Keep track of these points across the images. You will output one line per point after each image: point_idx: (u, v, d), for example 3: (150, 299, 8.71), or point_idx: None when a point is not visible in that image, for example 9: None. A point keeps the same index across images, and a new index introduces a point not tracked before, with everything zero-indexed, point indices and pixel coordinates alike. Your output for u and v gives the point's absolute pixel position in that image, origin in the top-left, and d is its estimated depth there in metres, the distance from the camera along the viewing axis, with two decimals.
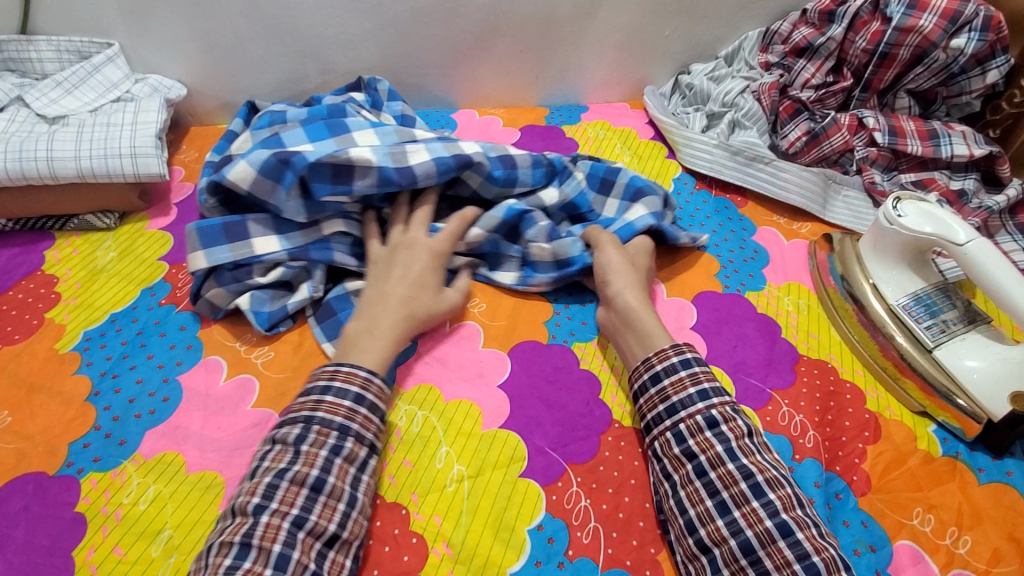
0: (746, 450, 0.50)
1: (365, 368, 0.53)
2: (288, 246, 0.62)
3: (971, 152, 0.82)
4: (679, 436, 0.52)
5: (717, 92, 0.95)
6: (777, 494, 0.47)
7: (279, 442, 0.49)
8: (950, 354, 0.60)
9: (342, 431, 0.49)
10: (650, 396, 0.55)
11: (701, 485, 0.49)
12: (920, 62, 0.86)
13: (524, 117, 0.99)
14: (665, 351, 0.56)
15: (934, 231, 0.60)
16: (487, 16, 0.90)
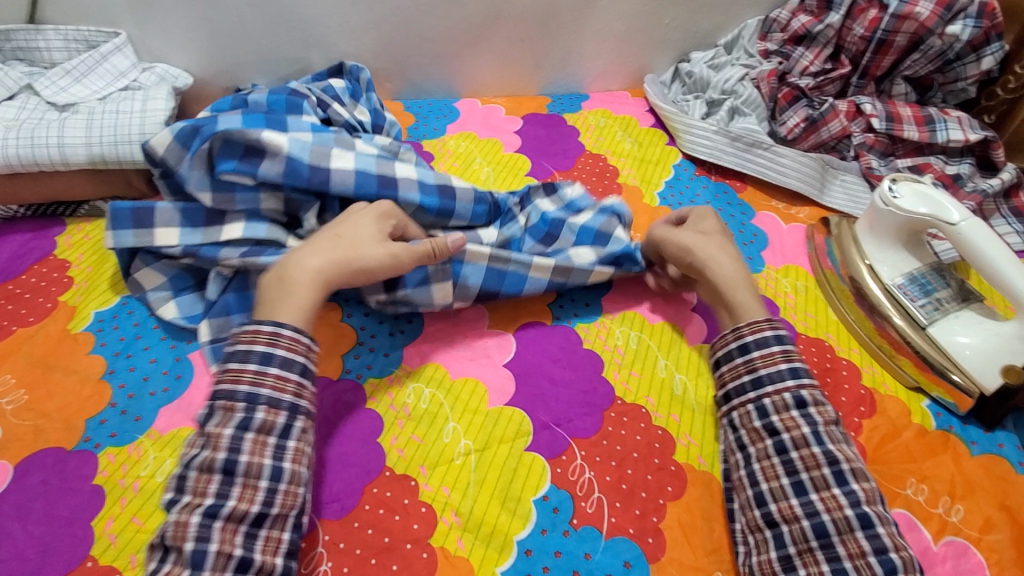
0: (832, 436, 0.52)
1: (289, 325, 0.51)
2: (188, 242, 0.62)
3: (965, 137, 0.84)
4: (762, 411, 0.54)
5: (716, 80, 0.96)
6: (860, 486, 0.49)
7: (197, 419, 0.49)
8: (943, 331, 0.61)
9: (251, 400, 0.47)
10: (735, 364, 0.56)
11: (779, 463, 0.51)
12: (916, 49, 0.87)
13: (526, 105, 1.00)
14: (759, 322, 0.57)
15: (929, 211, 0.61)
16: (490, 5, 0.91)
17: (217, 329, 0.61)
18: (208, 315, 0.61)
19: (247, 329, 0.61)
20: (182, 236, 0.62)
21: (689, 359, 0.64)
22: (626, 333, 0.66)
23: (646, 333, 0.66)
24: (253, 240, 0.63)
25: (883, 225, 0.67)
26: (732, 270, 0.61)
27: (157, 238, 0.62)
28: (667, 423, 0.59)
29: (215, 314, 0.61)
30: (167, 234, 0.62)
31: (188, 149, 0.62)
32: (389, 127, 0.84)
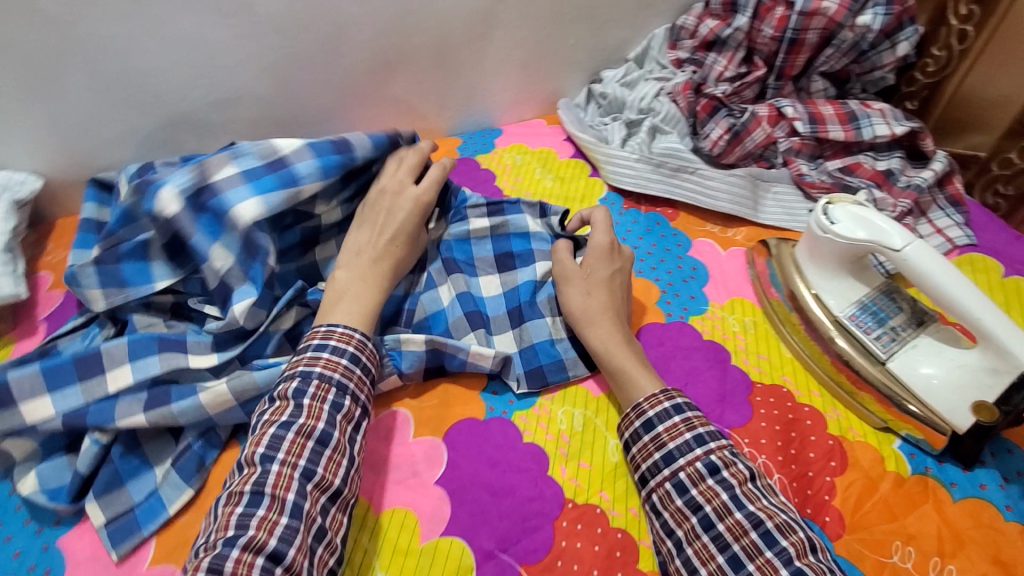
0: (750, 496, 0.45)
1: (360, 331, 0.53)
2: (61, 410, 0.53)
3: (892, 130, 0.80)
4: (680, 487, 0.48)
5: (631, 99, 0.90)
6: (790, 540, 0.42)
7: (279, 397, 0.48)
8: (904, 364, 0.56)
9: (342, 388, 0.49)
10: (645, 443, 0.51)
11: (710, 540, 0.45)
12: (829, 43, 0.83)
13: (434, 151, 0.92)
14: (655, 395, 0.52)
15: (869, 237, 0.56)
16: (374, 51, 0.82)
17: (110, 507, 0.51)
18: (95, 493, 0.52)
19: (146, 499, 0.52)
20: (55, 404, 0.53)
21: None
22: (570, 414, 0.59)
23: (591, 410, 0.59)
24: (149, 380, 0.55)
25: (824, 251, 0.62)
26: (601, 327, 0.58)
27: (26, 415, 0.53)
28: (626, 522, 0.52)
29: (105, 487, 0.52)
30: (37, 410, 0.53)
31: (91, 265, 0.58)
32: None
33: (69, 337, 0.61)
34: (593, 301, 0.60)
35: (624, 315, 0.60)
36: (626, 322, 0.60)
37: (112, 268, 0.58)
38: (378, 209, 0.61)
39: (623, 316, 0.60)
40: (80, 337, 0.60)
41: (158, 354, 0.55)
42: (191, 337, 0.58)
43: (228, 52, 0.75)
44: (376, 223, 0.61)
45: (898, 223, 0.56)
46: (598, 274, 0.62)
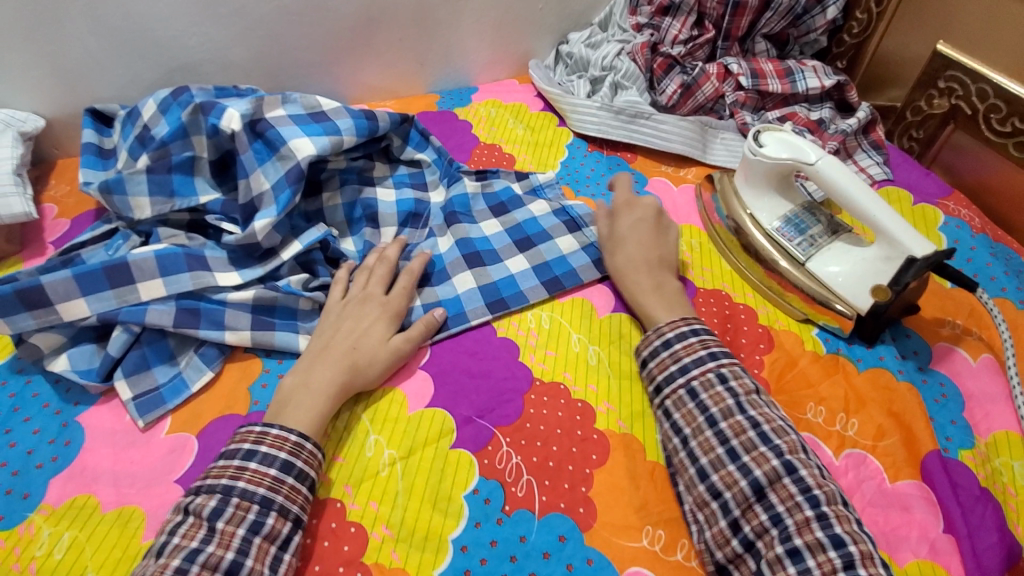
0: (753, 404, 0.54)
1: (296, 432, 0.51)
2: (97, 310, 0.57)
3: (822, 83, 0.91)
4: (691, 393, 0.55)
5: (595, 58, 0.99)
6: (783, 439, 0.51)
7: (191, 512, 0.46)
8: (818, 264, 0.66)
9: (264, 505, 0.47)
10: (661, 357, 0.58)
11: (712, 435, 0.52)
12: (768, 7, 0.93)
13: (414, 104, 0.99)
14: (676, 321, 0.60)
15: (790, 156, 0.66)
16: (360, 7, 0.89)
17: (137, 385, 0.57)
18: (124, 372, 0.57)
19: (170, 380, 0.58)
20: (91, 305, 0.57)
21: (601, 329, 0.66)
22: (539, 315, 0.67)
23: (557, 312, 0.68)
24: (179, 295, 0.60)
25: (757, 174, 0.71)
26: (636, 275, 0.66)
27: (63, 314, 0.57)
28: (586, 394, 0.60)
29: (132, 370, 0.57)
30: (75, 309, 0.57)
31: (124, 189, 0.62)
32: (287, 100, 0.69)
33: (93, 246, 0.64)
34: (629, 252, 0.68)
35: (656, 263, 0.67)
36: (660, 269, 0.67)
37: (163, 177, 0.63)
38: (364, 317, 0.60)
39: (655, 265, 0.67)
40: (103, 248, 0.64)
41: (189, 272, 0.60)
42: (210, 253, 0.62)
43: (221, 2, 0.81)
44: (347, 332, 0.59)
45: (815, 144, 0.66)
46: (628, 236, 0.69)
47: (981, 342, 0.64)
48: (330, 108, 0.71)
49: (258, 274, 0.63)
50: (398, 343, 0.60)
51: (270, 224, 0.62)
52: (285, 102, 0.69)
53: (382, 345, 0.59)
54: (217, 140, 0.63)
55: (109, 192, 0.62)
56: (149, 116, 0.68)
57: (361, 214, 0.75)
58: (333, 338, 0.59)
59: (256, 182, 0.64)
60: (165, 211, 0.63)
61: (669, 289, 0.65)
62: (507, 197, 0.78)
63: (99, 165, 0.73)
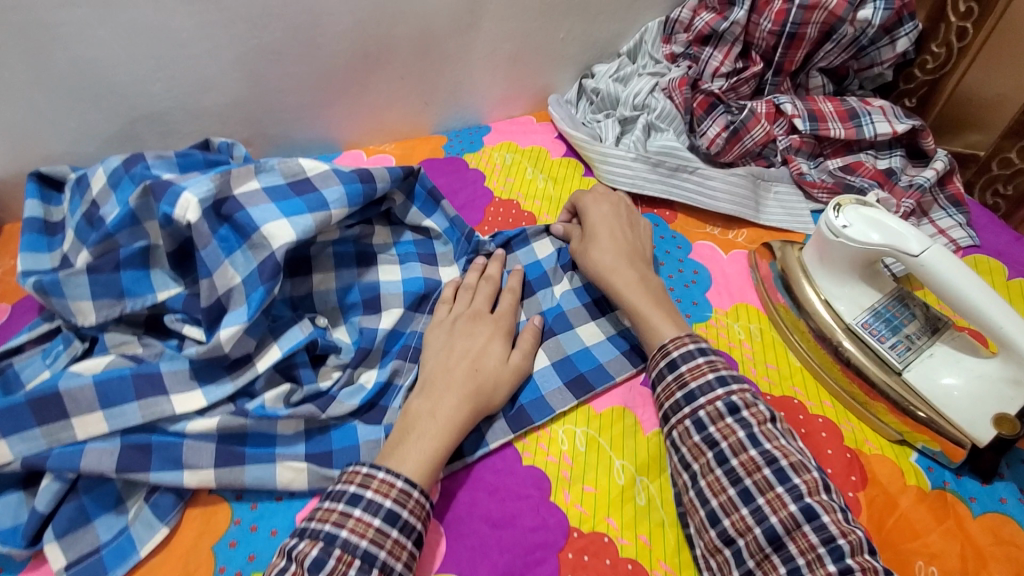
0: (768, 436, 0.47)
1: (403, 476, 0.45)
2: (22, 454, 0.46)
3: (893, 128, 0.78)
4: (698, 424, 0.49)
5: (625, 95, 0.86)
6: (802, 478, 0.44)
7: (294, 558, 0.41)
8: (921, 374, 0.54)
9: (368, 559, 0.42)
10: (667, 383, 0.52)
11: (723, 474, 0.47)
12: (828, 38, 0.80)
13: (418, 149, 0.87)
14: (682, 338, 0.53)
15: (883, 240, 0.54)
16: (354, 43, 0.76)
17: (73, 549, 0.46)
18: (56, 534, 0.46)
19: (115, 539, 0.47)
20: (14, 448, 0.46)
21: (649, 454, 0.54)
22: (572, 432, 0.55)
23: (594, 427, 0.55)
24: (127, 428, 0.49)
25: (834, 256, 0.59)
26: (620, 270, 0.59)
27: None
28: (636, 551, 0.48)
29: (67, 530, 0.46)
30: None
31: (67, 290, 0.52)
32: (263, 167, 0.58)
33: (30, 352, 0.55)
34: (605, 252, 0.60)
35: (636, 257, 0.61)
36: (640, 265, 0.61)
37: (108, 277, 0.53)
38: (474, 334, 0.56)
39: (638, 262, 0.61)
40: (40, 356, 0.54)
41: (138, 401, 0.49)
42: (166, 369, 0.51)
43: (193, 43, 0.68)
44: (463, 352, 0.54)
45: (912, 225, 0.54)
46: (603, 229, 0.63)
47: None
48: (316, 173, 0.59)
49: (228, 390, 0.51)
50: (516, 360, 0.56)
51: (238, 330, 0.50)
52: (259, 171, 0.57)
53: (500, 365, 0.55)
54: (172, 230, 0.53)
55: (46, 294, 0.52)
56: (98, 191, 0.59)
57: (357, 297, 0.60)
58: (444, 358, 0.54)
59: (220, 277, 0.52)
60: (113, 316, 0.54)
61: (654, 287, 0.59)
62: (536, 273, 0.65)
63: (44, 244, 0.61)
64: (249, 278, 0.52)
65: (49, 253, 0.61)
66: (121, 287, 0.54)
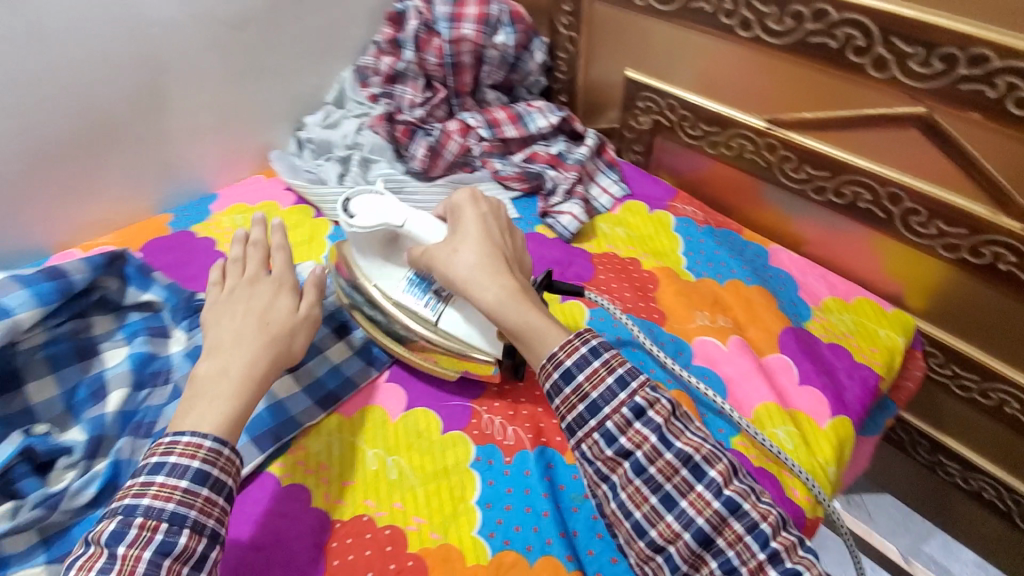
0: (677, 432, 0.51)
1: (211, 437, 0.50)
2: None
3: (549, 121, 0.98)
4: (610, 436, 0.51)
5: (337, 138, 0.97)
6: (716, 471, 0.49)
7: (93, 543, 0.45)
8: (448, 318, 0.62)
9: (177, 520, 0.46)
10: (566, 395, 0.52)
11: (642, 483, 0.50)
12: (483, 61, 0.97)
13: (142, 233, 0.87)
14: (570, 343, 0.53)
15: (379, 223, 0.62)
16: (28, 147, 0.76)
17: None
18: None
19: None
20: None
21: (396, 435, 0.62)
22: (326, 442, 0.61)
23: (346, 431, 0.62)
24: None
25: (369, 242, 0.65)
26: (490, 276, 0.57)
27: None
28: (393, 517, 0.55)
29: None
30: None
31: None
32: None
33: None
34: (476, 255, 0.58)
35: (508, 262, 0.59)
36: (511, 268, 0.59)
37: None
38: (254, 296, 0.62)
39: (512, 271, 0.58)
40: None
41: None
42: None
43: None
44: (249, 311, 0.60)
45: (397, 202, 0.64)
46: (472, 229, 0.60)
47: (724, 326, 0.73)
48: None
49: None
50: (305, 310, 0.63)
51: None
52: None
53: (292, 315, 0.62)
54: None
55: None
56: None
57: (85, 392, 0.63)
58: (233, 322, 0.59)
59: None
60: None
61: (507, 252, 0.60)
62: None
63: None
64: None
65: None
66: None
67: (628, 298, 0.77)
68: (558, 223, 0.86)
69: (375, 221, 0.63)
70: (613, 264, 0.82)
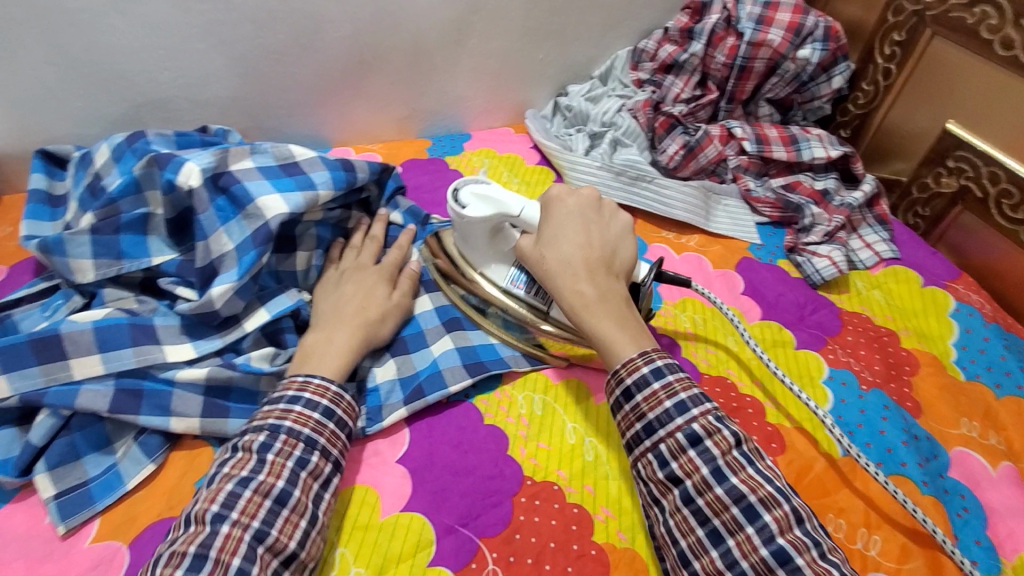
0: (735, 466, 0.46)
1: (336, 382, 0.52)
2: (25, 388, 0.50)
3: (828, 154, 0.88)
4: (661, 458, 0.47)
5: (596, 113, 0.95)
6: (772, 515, 0.43)
7: (242, 448, 0.47)
8: (560, 307, 0.61)
9: (309, 444, 0.48)
10: (626, 412, 0.50)
11: (690, 514, 0.45)
12: (774, 73, 0.91)
13: (403, 150, 0.93)
14: (632, 360, 0.50)
15: (494, 211, 0.60)
16: (350, 49, 0.82)
17: (63, 479, 0.50)
18: (47, 463, 0.50)
19: (103, 474, 0.51)
20: (13, 383, 0.50)
21: (599, 419, 0.60)
22: (529, 399, 0.61)
23: (550, 394, 0.61)
24: (121, 372, 0.53)
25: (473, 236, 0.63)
26: (579, 277, 0.54)
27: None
28: (582, 497, 0.53)
29: (56, 458, 0.50)
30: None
31: (66, 254, 0.58)
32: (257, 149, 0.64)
33: (28, 305, 0.59)
34: (576, 251, 0.55)
35: (599, 262, 0.55)
36: (601, 270, 0.55)
37: (109, 238, 0.59)
38: (358, 286, 0.62)
39: (601, 270, 0.55)
40: (39, 309, 0.59)
41: (133, 347, 0.54)
42: (160, 322, 0.56)
43: (197, 39, 0.73)
44: (350, 295, 0.61)
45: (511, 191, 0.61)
46: (565, 227, 0.57)
47: (997, 447, 0.61)
48: (303, 158, 0.65)
49: (217, 345, 0.57)
50: (398, 298, 0.63)
51: (229, 289, 0.56)
52: (254, 152, 0.64)
53: (387, 301, 0.62)
54: (174, 197, 0.59)
55: (48, 252, 0.57)
56: (102, 163, 0.65)
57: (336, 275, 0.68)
58: (334, 304, 0.60)
59: (219, 241, 0.58)
60: (110, 274, 0.59)
61: (592, 253, 0.55)
62: None
63: (45, 215, 0.66)
64: (244, 244, 0.58)
65: (52, 222, 0.66)
66: (129, 249, 0.59)
67: (878, 372, 0.67)
68: (810, 264, 0.78)
69: (488, 209, 0.60)
70: (864, 328, 0.72)
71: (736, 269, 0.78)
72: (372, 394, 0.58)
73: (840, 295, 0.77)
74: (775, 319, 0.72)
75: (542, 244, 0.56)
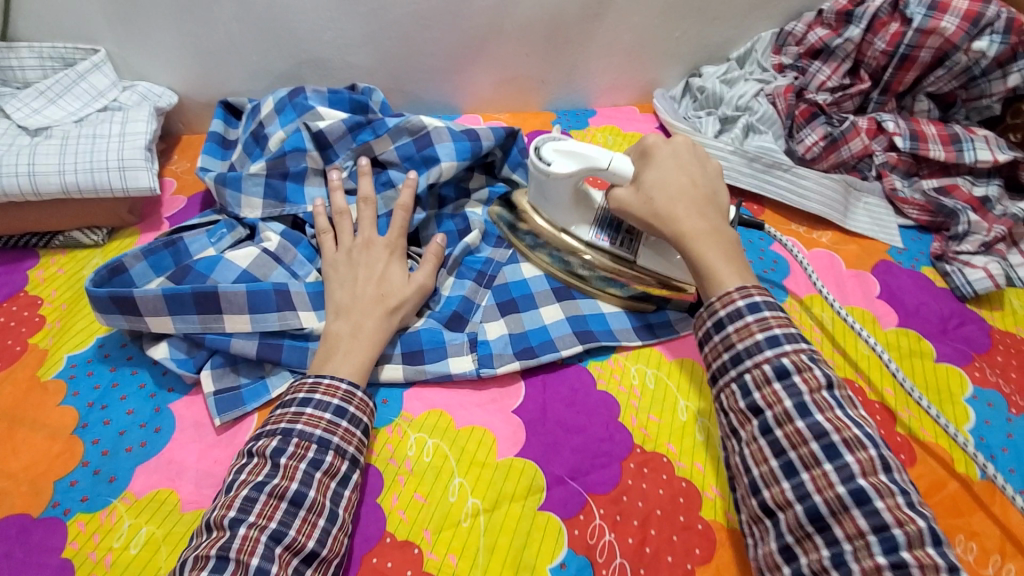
0: (879, 489, 0.40)
1: (347, 380, 0.50)
2: (183, 329, 0.56)
3: (994, 157, 0.80)
4: (782, 465, 0.43)
5: (730, 96, 0.91)
6: (915, 553, 0.38)
7: (256, 454, 0.46)
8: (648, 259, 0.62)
9: (323, 444, 0.46)
10: (738, 407, 0.46)
11: (814, 533, 0.40)
12: (940, 64, 0.83)
13: (528, 121, 0.95)
14: (730, 295, 0.48)
15: (579, 165, 0.59)
16: (492, 18, 0.85)
17: (222, 380, 0.56)
18: (211, 363, 0.56)
19: (252, 383, 0.56)
20: (176, 325, 0.56)
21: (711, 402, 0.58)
22: (643, 370, 0.60)
23: (662, 369, 0.61)
24: (262, 332, 0.57)
25: (554, 193, 0.60)
26: (683, 216, 0.53)
27: (150, 326, 0.56)
28: (691, 474, 0.53)
29: (219, 363, 0.56)
30: (158, 324, 0.56)
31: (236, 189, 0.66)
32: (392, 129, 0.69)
33: (194, 231, 0.64)
34: (681, 188, 0.55)
35: (706, 199, 0.55)
36: (713, 209, 0.55)
37: (277, 183, 0.67)
38: (371, 262, 0.59)
39: (705, 202, 0.55)
40: (206, 235, 0.64)
41: (276, 311, 0.57)
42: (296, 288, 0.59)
43: (361, 3, 0.79)
44: (366, 278, 0.58)
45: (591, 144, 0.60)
46: (669, 168, 0.56)
47: None
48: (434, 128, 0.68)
49: None
50: (420, 279, 0.60)
51: None
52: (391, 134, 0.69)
53: (406, 284, 0.59)
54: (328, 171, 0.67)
55: (223, 184, 0.66)
56: (268, 114, 0.71)
57: (452, 227, 0.70)
58: (352, 288, 0.57)
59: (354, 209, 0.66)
60: (273, 214, 0.66)
61: (699, 189, 0.56)
62: None
63: (219, 154, 0.75)
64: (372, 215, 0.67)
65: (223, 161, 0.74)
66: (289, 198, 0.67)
67: None
68: (960, 275, 0.71)
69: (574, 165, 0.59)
70: (1017, 349, 0.66)
71: (872, 271, 0.73)
72: (482, 347, 0.60)
73: (991, 309, 0.70)
74: (914, 328, 0.67)
75: (642, 181, 0.56)
